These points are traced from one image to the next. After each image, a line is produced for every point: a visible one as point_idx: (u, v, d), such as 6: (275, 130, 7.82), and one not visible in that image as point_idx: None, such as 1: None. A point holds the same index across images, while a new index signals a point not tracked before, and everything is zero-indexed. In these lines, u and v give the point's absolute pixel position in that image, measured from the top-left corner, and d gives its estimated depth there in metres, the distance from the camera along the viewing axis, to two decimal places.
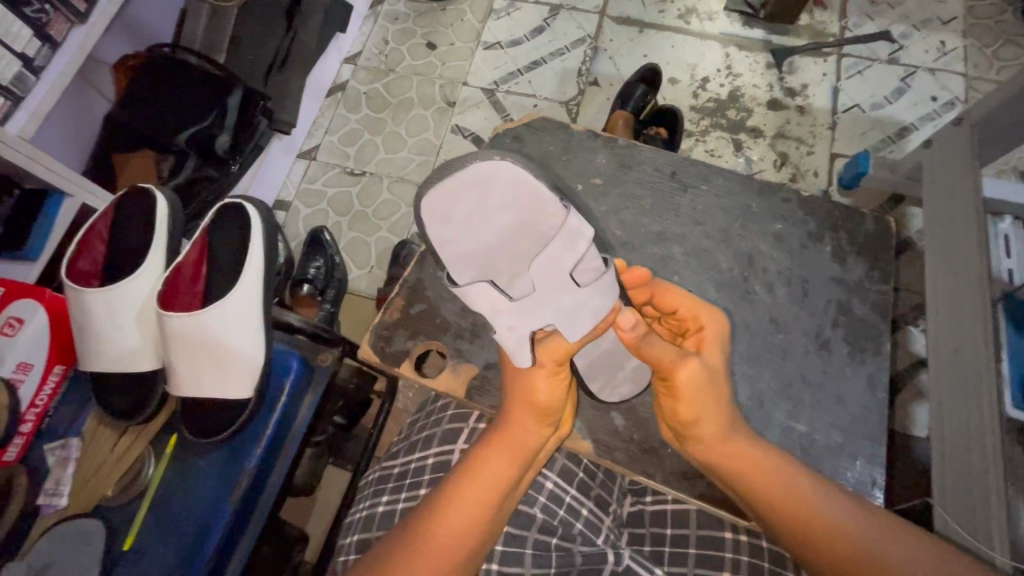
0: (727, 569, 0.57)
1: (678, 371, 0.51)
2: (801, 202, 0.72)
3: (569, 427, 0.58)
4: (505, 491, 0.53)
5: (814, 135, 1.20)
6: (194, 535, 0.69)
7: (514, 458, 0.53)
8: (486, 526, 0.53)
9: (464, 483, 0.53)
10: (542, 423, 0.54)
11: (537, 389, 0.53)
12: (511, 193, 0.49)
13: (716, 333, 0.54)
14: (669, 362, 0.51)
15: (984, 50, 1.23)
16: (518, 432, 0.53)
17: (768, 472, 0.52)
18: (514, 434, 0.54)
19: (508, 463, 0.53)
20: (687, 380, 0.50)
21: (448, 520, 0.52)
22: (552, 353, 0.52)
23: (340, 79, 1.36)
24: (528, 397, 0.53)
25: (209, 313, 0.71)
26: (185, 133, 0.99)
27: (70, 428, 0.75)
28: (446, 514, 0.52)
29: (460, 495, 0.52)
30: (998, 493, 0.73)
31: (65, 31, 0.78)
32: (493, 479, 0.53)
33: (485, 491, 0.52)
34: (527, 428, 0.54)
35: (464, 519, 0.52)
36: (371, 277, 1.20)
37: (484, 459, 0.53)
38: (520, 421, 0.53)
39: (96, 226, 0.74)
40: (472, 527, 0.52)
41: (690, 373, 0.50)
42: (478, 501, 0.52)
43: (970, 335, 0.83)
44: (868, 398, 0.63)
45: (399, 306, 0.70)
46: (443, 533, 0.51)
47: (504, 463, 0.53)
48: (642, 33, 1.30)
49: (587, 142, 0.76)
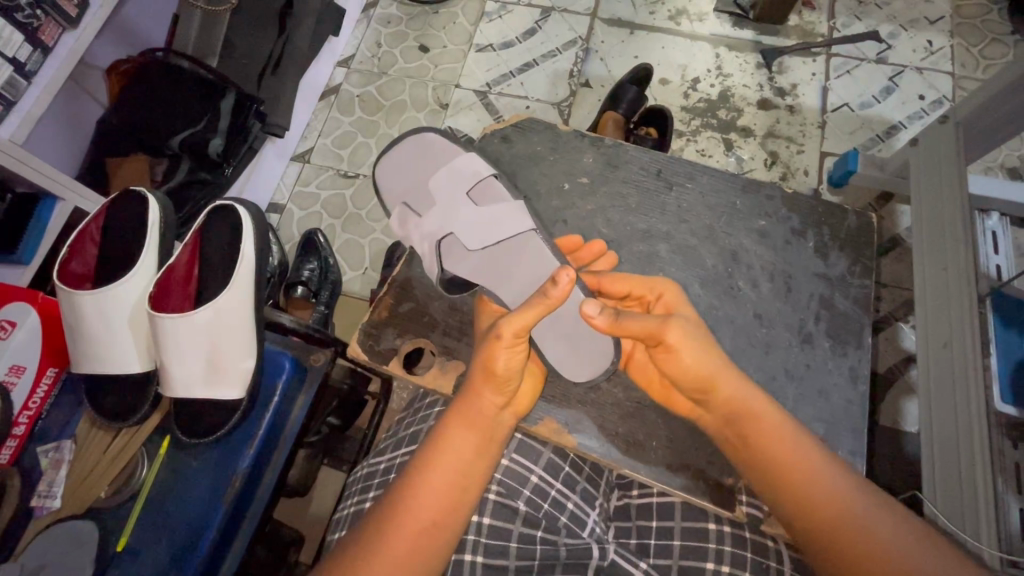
0: (711, 560, 0.57)
1: (664, 328, 0.55)
2: (786, 199, 0.73)
3: (528, 403, 0.60)
4: (471, 463, 0.54)
5: (803, 134, 1.22)
6: (185, 536, 0.69)
7: (477, 430, 0.55)
8: (456, 502, 0.53)
9: (430, 459, 0.53)
10: (500, 394, 0.56)
11: (498, 362, 0.54)
12: (433, 152, 0.75)
13: (676, 296, 0.60)
14: (655, 324, 0.56)
15: (971, 49, 1.24)
16: (477, 404, 0.55)
17: (768, 437, 0.53)
18: (472, 407, 0.55)
19: (471, 436, 0.55)
20: (678, 338, 0.55)
21: (416, 498, 0.52)
22: (513, 326, 0.53)
23: (333, 82, 1.37)
24: (484, 368, 0.55)
25: (201, 312, 0.72)
26: (177, 137, 1.00)
27: (63, 432, 0.76)
28: (414, 493, 0.52)
29: (425, 470, 0.53)
30: (985, 485, 0.73)
31: (56, 36, 0.79)
32: (458, 452, 0.54)
33: (450, 465, 0.53)
34: (485, 399, 0.56)
35: (433, 495, 0.52)
36: (364, 278, 1.21)
37: (449, 432, 0.55)
38: (478, 394, 0.56)
39: (88, 228, 0.75)
40: (442, 502, 0.52)
41: (678, 331, 0.55)
42: (442, 473, 0.53)
43: (957, 330, 0.83)
44: (850, 391, 0.64)
45: (388, 305, 0.71)
46: (413, 513, 0.51)
47: (466, 434, 0.54)
48: (633, 35, 1.32)
49: (575, 142, 0.76)
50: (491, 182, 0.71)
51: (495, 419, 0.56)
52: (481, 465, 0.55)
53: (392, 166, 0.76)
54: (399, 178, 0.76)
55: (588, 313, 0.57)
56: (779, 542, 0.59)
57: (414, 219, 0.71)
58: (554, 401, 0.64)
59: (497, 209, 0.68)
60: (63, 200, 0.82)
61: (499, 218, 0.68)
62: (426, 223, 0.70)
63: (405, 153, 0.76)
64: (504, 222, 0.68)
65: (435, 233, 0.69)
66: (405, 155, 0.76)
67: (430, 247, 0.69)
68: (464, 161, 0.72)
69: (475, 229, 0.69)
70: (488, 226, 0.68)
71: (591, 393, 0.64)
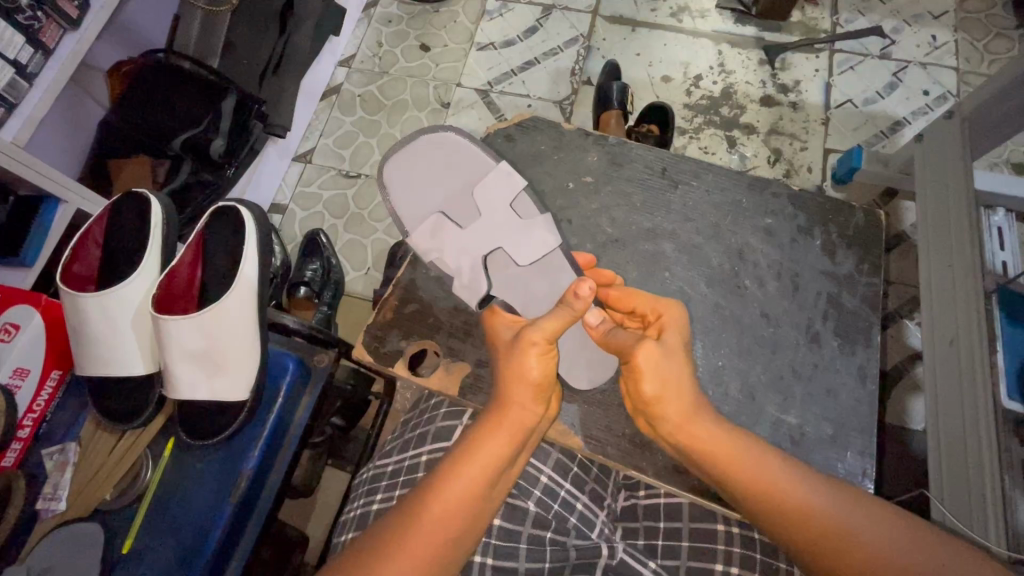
0: (720, 560, 0.57)
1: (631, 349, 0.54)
2: (791, 197, 0.72)
3: (557, 408, 0.60)
4: (502, 469, 0.54)
5: (807, 131, 1.21)
6: (193, 538, 0.69)
7: (513, 438, 0.54)
8: (481, 507, 0.52)
9: (464, 462, 0.52)
10: (538, 403, 0.55)
11: (536, 368, 0.54)
12: (459, 156, 0.73)
13: (676, 322, 0.57)
14: (626, 346, 0.55)
15: (976, 44, 1.24)
16: (517, 413, 0.54)
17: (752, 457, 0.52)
18: (512, 414, 0.54)
19: (507, 444, 0.54)
20: (644, 363, 0.53)
21: (445, 500, 0.51)
22: (545, 331, 0.54)
23: (334, 82, 1.37)
24: (526, 376, 0.54)
25: (205, 315, 0.72)
26: (179, 138, 1.00)
27: (68, 434, 0.76)
28: (443, 495, 0.51)
29: (458, 475, 0.52)
30: (993, 483, 0.73)
31: (56, 38, 0.78)
32: (492, 459, 0.53)
33: (484, 472, 0.52)
34: (525, 407, 0.55)
35: (461, 500, 0.51)
36: (367, 278, 1.21)
37: (484, 437, 0.54)
38: (519, 402, 0.54)
39: (91, 230, 0.75)
40: (469, 507, 0.52)
41: (647, 356, 0.53)
42: (476, 478, 0.52)
43: (964, 328, 0.83)
44: (859, 389, 0.64)
45: (393, 306, 0.70)
46: (439, 515, 0.50)
47: (502, 442, 0.53)
48: (634, 32, 1.31)
49: (578, 141, 0.76)
50: (523, 195, 0.70)
51: (530, 428, 0.55)
52: (508, 472, 0.55)
53: (409, 173, 0.73)
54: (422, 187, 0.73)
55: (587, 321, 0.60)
56: None
57: (447, 233, 0.70)
58: (560, 402, 0.63)
59: (532, 225, 0.69)
60: (67, 202, 0.82)
61: (536, 234, 0.68)
62: (461, 238, 0.69)
63: (427, 159, 0.73)
64: (539, 238, 0.68)
65: (471, 248, 0.69)
66: (422, 159, 0.73)
67: (467, 262, 0.69)
68: (495, 173, 0.71)
69: (510, 243, 0.69)
70: (524, 241, 0.69)
71: (597, 394, 0.63)
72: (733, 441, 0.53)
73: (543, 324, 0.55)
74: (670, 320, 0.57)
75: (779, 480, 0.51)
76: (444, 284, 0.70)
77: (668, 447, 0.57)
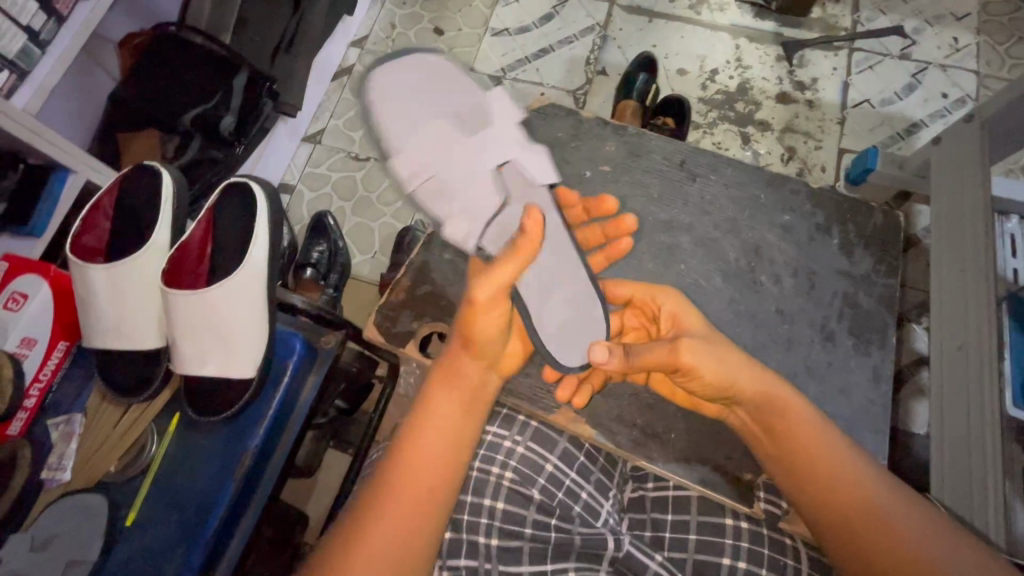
0: (727, 554, 0.56)
1: (668, 353, 0.54)
2: (810, 194, 0.71)
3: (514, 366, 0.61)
4: (459, 425, 0.54)
5: (822, 130, 1.20)
6: (196, 512, 0.69)
7: (464, 395, 0.55)
8: (448, 464, 0.52)
9: (417, 421, 0.54)
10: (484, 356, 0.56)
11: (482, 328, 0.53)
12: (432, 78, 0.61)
13: (675, 302, 0.59)
14: (665, 355, 0.54)
15: (997, 47, 1.22)
16: (462, 370, 0.56)
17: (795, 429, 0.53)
18: (457, 369, 0.56)
19: (457, 400, 0.55)
20: (692, 360, 0.53)
21: (407, 462, 0.52)
22: (490, 288, 0.50)
23: (346, 63, 1.35)
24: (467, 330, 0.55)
25: (214, 290, 0.72)
26: (190, 113, 1.00)
27: (75, 404, 0.76)
28: (404, 457, 0.52)
29: (416, 434, 0.53)
30: (995, 487, 0.73)
31: (70, 4, 0.77)
32: (445, 414, 0.54)
33: (439, 426, 0.53)
34: (468, 364, 0.56)
35: (423, 460, 0.52)
36: (374, 262, 1.20)
37: (434, 396, 0.55)
38: (462, 356, 0.56)
39: (102, 203, 0.74)
40: (432, 464, 0.52)
41: (689, 354, 0.53)
42: (434, 436, 0.53)
43: (973, 333, 0.82)
44: (871, 390, 0.64)
45: (405, 288, 0.70)
46: (405, 477, 0.51)
47: (450, 396, 0.55)
48: (651, 23, 1.29)
49: (596, 129, 0.75)
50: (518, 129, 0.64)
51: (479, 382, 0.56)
52: (469, 426, 0.55)
53: (393, 98, 0.60)
54: (414, 121, 0.59)
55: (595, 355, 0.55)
56: (798, 539, 0.57)
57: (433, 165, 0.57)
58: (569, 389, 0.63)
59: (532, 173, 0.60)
60: (76, 172, 0.82)
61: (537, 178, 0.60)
62: (452, 185, 0.57)
63: (406, 86, 0.61)
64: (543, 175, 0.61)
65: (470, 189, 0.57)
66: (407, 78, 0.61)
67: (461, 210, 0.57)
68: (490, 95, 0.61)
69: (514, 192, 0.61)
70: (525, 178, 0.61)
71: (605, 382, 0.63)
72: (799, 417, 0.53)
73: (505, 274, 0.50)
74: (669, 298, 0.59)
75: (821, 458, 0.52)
76: (457, 267, 0.70)
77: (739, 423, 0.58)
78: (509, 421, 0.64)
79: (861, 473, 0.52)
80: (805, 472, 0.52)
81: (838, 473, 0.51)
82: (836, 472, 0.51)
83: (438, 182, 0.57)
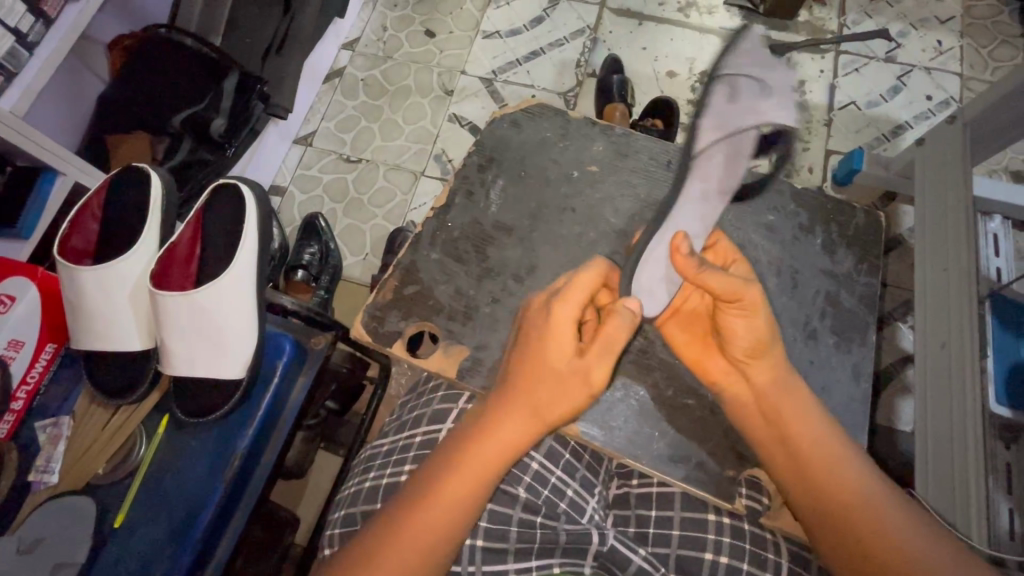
0: (710, 550, 0.58)
1: (752, 285, 0.54)
2: (795, 194, 0.72)
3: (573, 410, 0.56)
4: (490, 481, 0.52)
5: (809, 131, 1.21)
6: (184, 514, 0.69)
7: (505, 456, 0.52)
8: (463, 518, 0.51)
9: (446, 471, 0.52)
10: (534, 428, 0.52)
11: (554, 357, 0.52)
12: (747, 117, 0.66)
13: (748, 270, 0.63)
14: (737, 284, 0.54)
15: (980, 50, 1.24)
16: (510, 428, 0.52)
17: (790, 419, 0.55)
18: (503, 432, 0.52)
19: (497, 460, 0.52)
20: (750, 300, 0.54)
21: (422, 515, 0.50)
22: (603, 368, 0.52)
23: (337, 65, 1.35)
24: (527, 391, 0.52)
25: (203, 290, 0.71)
26: (180, 116, 1.00)
27: (62, 406, 0.75)
28: (420, 505, 0.51)
29: (443, 484, 0.51)
30: (976, 481, 0.74)
31: (58, 7, 0.77)
32: (474, 472, 0.51)
33: (466, 484, 0.51)
34: (517, 423, 0.52)
35: (439, 514, 0.50)
36: (365, 263, 1.20)
37: (477, 452, 0.52)
38: (511, 421, 0.52)
39: (90, 203, 0.74)
40: (446, 521, 0.50)
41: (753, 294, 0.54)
42: (462, 489, 0.51)
43: (955, 332, 0.84)
44: (852, 387, 0.65)
45: (392, 288, 0.70)
46: (417, 527, 0.50)
47: (488, 457, 0.52)
48: (641, 26, 1.30)
49: (584, 129, 0.76)
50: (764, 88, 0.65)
51: (521, 450, 0.52)
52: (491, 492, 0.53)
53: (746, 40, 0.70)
54: (773, 65, 0.64)
55: (676, 247, 0.54)
56: (778, 534, 0.59)
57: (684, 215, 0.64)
58: None
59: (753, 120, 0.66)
60: (65, 174, 0.81)
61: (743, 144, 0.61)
62: (745, 102, 0.60)
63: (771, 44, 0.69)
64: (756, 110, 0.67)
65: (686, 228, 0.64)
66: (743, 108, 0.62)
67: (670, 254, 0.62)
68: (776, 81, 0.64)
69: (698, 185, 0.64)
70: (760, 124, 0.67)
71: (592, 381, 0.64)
72: (789, 411, 0.55)
73: (601, 365, 0.52)
74: (739, 268, 0.64)
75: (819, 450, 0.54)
76: (445, 267, 0.71)
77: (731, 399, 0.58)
78: None
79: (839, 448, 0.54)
80: (807, 477, 0.53)
81: (839, 477, 0.53)
82: (841, 477, 0.53)
83: (744, 87, 0.61)
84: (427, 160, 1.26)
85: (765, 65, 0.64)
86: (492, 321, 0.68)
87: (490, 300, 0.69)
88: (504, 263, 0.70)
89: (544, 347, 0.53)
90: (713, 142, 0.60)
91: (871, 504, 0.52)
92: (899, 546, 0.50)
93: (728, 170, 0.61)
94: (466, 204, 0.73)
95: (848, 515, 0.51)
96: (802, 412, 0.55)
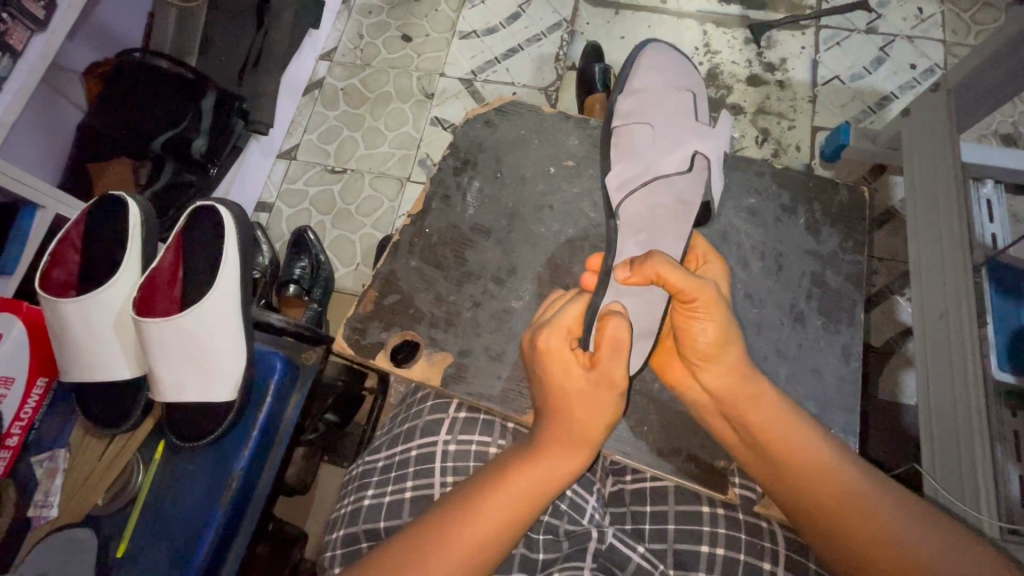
0: (706, 543, 0.56)
1: (705, 286, 0.52)
2: (776, 176, 0.71)
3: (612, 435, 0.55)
4: (531, 508, 0.50)
5: (795, 109, 1.20)
6: (186, 539, 0.69)
7: (551, 484, 0.51)
8: (500, 545, 0.49)
9: (492, 491, 0.50)
10: (582, 453, 0.52)
11: (564, 375, 0.53)
12: (677, 118, 0.68)
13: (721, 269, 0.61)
14: (689, 287, 0.52)
15: (962, 15, 1.22)
16: (557, 456, 0.51)
17: (767, 412, 0.54)
18: (547, 461, 0.51)
19: (544, 486, 0.50)
20: (702, 300, 0.52)
21: (461, 537, 0.48)
22: (622, 368, 0.52)
23: (316, 77, 1.35)
24: (569, 418, 0.52)
25: (187, 315, 0.70)
26: (159, 139, 0.99)
27: (57, 441, 0.76)
28: (461, 522, 0.49)
29: (485, 505, 0.49)
30: (985, 455, 0.72)
31: (24, 40, 0.77)
32: (515, 498, 0.50)
33: (512, 506, 0.49)
34: (564, 452, 0.52)
35: (481, 535, 0.48)
36: (357, 274, 1.20)
37: (522, 477, 0.51)
38: (554, 451, 0.51)
39: (70, 235, 0.73)
40: (490, 538, 0.49)
41: (706, 298, 0.52)
42: (504, 516, 0.49)
43: (953, 302, 0.82)
44: (842, 368, 0.64)
45: (372, 299, 0.70)
46: (457, 545, 0.48)
47: (531, 484, 0.50)
48: (618, 15, 1.29)
49: (559, 124, 0.75)
50: (679, 96, 0.69)
51: (569, 477, 0.52)
52: (530, 522, 0.51)
53: (653, 58, 0.72)
54: (664, 102, 0.68)
55: (622, 279, 0.55)
56: (773, 522, 0.58)
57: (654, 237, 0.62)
58: None
59: (677, 126, 0.67)
60: (45, 208, 0.81)
61: (678, 183, 0.63)
62: (644, 153, 0.64)
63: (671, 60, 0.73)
64: (684, 114, 0.68)
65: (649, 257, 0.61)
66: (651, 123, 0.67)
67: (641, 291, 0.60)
68: (678, 97, 0.69)
69: (650, 188, 0.63)
70: (685, 122, 0.67)
71: None
72: (769, 402, 0.54)
73: (618, 364, 0.52)
74: (713, 269, 0.61)
75: (799, 442, 0.53)
76: (424, 274, 0.70)
77: (699, 399, 0.59)
78: (485, 425, 0.63)
79: (812, 434, 0.54)
80: (788, 472, 0.53)
81: (824, 473, 0.52)
82: (819, 464, 0.52)
83: (642, 138, 0.65)
84: (413, 165, 1.25)
85: (658, 110, 0.68)
86: (474, 325, 0.68)
87: (471, 303, 0.68)
88: (484, 266, 0.70)
89: (543, 355, 0.54)
90: (628, 197, 0.63)
91: (853, 489, 0.51)
92: (884, 529, 0.49)
93: (682, 215, 0.62)
94: (443, 209, 0.73)
95: (835, 512, 0.50)
96: (780, 403, 0.54)
